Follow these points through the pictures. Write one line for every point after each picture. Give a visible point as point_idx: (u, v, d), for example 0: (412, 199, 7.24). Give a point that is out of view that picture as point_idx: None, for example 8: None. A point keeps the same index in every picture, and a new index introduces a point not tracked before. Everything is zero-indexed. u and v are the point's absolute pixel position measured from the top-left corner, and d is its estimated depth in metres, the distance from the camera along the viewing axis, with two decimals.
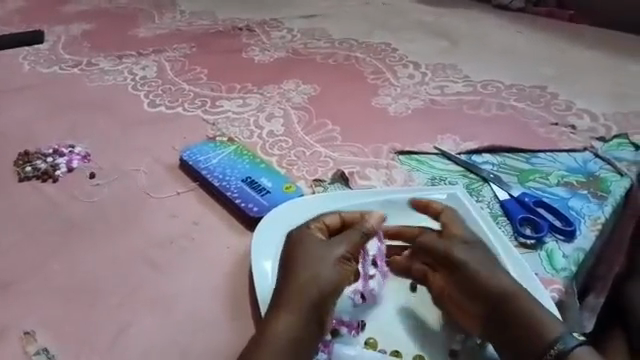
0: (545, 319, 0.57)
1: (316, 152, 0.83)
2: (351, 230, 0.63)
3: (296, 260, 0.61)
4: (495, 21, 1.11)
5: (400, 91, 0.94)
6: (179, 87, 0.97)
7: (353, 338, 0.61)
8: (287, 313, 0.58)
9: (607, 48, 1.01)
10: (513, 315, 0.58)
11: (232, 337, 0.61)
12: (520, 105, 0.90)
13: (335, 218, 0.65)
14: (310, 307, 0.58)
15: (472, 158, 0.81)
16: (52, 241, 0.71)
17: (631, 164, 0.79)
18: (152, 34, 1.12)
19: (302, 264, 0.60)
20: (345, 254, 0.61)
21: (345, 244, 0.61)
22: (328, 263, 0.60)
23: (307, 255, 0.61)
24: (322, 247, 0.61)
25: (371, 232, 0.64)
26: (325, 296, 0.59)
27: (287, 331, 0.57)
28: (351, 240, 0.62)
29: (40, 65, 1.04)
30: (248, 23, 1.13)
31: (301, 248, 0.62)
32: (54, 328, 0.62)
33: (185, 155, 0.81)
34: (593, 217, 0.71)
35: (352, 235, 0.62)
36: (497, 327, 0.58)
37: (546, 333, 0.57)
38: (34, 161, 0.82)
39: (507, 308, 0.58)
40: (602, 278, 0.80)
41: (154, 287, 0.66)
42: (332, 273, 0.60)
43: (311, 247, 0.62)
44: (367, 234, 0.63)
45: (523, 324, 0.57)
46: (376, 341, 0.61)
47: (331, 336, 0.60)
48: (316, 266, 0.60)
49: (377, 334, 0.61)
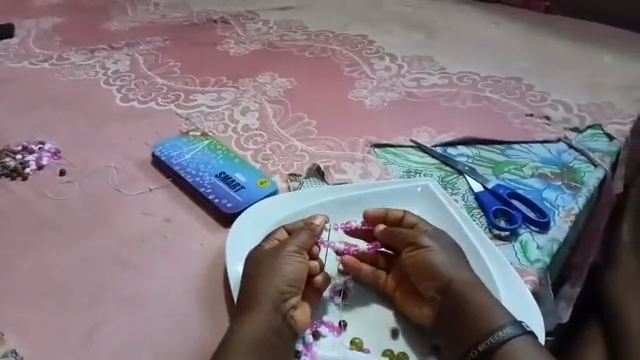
0: (495, 308, 0.59)
1: (292, 146, 0.82)
2: (301, 230, 0.64)
3: (262, 266, 0.61)
4: (471, 12, 1.10)
5: (377, 83, 0.94)
6: (152, 80, 0.95)
7: (336, 338, 0.60)
8: (250, 316, 0.58)
9: (583, 38, 1.02)
10: (466, 303, 0.59)
11: (207, 333, 0.61)
12: (495, 97, 0.90)
13: (285, 232, 0.65)
14: (272, 309, 0.59)
15: (448, 151, 0.80)
16: (20, 241, 0.70)
17: (604, 154, 0.79)
18: (125, 27, 1.10)
19: (266, 274, 0.60)
20: (303, 254, 0.63)
21: (298, 246, 0.63)
22: (292, 266, 0.61)
23: (272, 260, 0.61)
24: (284, 250, 0.62)
25: (318, 226, 0.65)
26: (285, 295, 0.60)
27: (257, 336, 0.57)
28: (303, 241, 0.63)
29: (10, 60, 1.01)
30: (223, 16, 1.11)
31: (265, 255, 0.62)
32: (24, 329, 0.61)
33: (157, 151, 0.79)
34: (566, 208, 0.72)
35: (302, 236, 0.64)
36: (447, 317, 0.60)
37: (493, 321, 0.58)
38: (3, 158, 0.80)
39: (462, 300, 0.60)
40: (577, 268, 0.82)
41: (125, 286, 0.65)
42: (296, 276, 0.61)
43: (272, 253, 0.62)
44: (315, 230, 0.64)
45: (472, 315, 0.59)
46: (361, 340, 0.60)
47: (313, 338, 0.60)
48: (276, 273, 0.60)
49: (362, 333, 0.61)
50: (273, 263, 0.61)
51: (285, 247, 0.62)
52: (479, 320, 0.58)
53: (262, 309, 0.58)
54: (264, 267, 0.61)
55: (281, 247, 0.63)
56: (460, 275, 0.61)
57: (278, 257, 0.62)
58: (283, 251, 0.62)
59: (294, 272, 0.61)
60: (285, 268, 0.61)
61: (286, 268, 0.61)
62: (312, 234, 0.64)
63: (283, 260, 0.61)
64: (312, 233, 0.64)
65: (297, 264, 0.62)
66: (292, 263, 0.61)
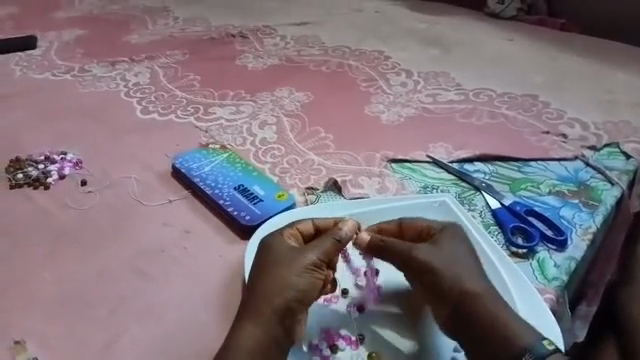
0: (510, 317, 0.55)
1: (309, 159, 0.83)
2: (323, 239, 0.61)
3: (270, 275, 0.59)
4: (487, 27, 1.11)
5: (393, 99, 0.95)
6: (172, 93, 0.97)
7: (354, 352, 0.61)
8: (252, 327, 0.56)
9: (599, 56, 1.02)
10: (476, 318, 0.55)
11: (216, 335, 0.62)
12: (512, 113, 0.91)
13: (306, 225, 0.64)
14: (275, 320, 0.57)
15: (464, 167, 0.81)
16: (43, 250, 0.71)
17: (622, 172, 0.79)
18: (145, 40, 1.12)
19: (272, 285, 0.58)
20: (316, 267, 0.59)
21: (316, 254, 0.59)
22: (302, 280, 0.58)
23: (280, 270, 0.59)
24: (297, 260, 0.59)
25: (343, 235, 0.61)
26: (291, 307, 0.57)
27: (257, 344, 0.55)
28: (323, 250, 0.60)
29: (33, 71, 1.03)
30: (241, 30, 1.13)
31: (276, 261, 0.60)
32: (46, 338, 0.62)
33: (177, 163, 0.81)
34: (584, 226, 0.72)
35: (323, 244, 0.60)
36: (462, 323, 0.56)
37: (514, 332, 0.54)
38: (26, 168, 0.82)
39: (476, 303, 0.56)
40: (594, 284, 0.79)
41: (144, 297, 0.65)
42: (306, 290, 0.58)
43: (284, 260, 0.59)
44: (340, 241, 0.60)
45: (487, 323, 0.55)
46: (378, 353, 0.60)
47: (330, 352, 0.60)
48: (283, 285, 0.58)
49: (378, 347, 0.61)
50: (282, 273, 0.58)
51: (298, 257, 0.59)
52: (495, 330, 0.54)
53: (263, 319, 0.57)
54: (272, 276, 0.59)
55: (293, 254, 0.60)
56: (473, 283, 0.57)
57: (288, 267, 0.59)
58: (296, 261, 0.59)
59: (303, 286, 0.58)
60: (294, 280, 0.58)
61: (295, 281, 0.58)
62: (336, 244, 0.60)
63: (294, 271, 0.58)
64: (337, 244, 0.60)
65: (308, 278, 0.58)
66: (303, 276, 0.58)
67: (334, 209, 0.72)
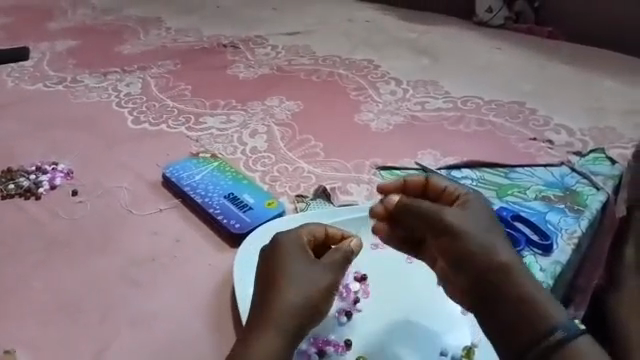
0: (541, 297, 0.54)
1: (299, 168, 0.84)
2: (332, 255, 0.59)
3: (278, 293, 0.56)
4: (475, 36, 1.13)
5: (383, 107, 0.96)
6: (164, 103, 0.98)
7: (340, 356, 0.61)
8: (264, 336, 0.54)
9: (585, 64, 1.04)
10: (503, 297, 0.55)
11: (208, 345, 0.62)
12: (499, 121, 0.92)
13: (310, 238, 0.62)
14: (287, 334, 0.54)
15: (452, 174, 0.82)
16: (34, 259, 0.71)
17: (607, 177, 0.81)
18: (137, 51, 1.13)
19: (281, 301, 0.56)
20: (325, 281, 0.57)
21: (326, 272, 0.58)
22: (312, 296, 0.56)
23: (290, 288, 0.56)
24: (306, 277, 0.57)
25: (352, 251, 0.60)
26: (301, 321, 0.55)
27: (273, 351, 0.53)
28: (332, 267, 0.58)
29: (25, 81, 1.04)
30: (232, 40, 1.14)
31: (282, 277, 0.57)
32: (37, 346, 0.62)
33: (168, 172, 0.81)
34: (569, 230, 0.73)
35: (331, 260, 0.59)
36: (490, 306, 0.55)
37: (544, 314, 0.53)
38: (17, 178, 0.82)
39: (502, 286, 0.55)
40: (583, 291, 0.77)
41: (135, 305, 0.66)
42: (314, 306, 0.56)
43: (292, 277, 0.57)
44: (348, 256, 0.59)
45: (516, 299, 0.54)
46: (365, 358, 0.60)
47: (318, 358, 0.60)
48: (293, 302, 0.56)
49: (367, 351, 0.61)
50: (291, 290, 0.56)
51: (307, 274, 0.57)
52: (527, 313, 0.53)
53: (275, 330, 0.54)
54: (281, 293, 0.56)
55: (302, 270, 0.58)
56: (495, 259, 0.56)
57: (298, 285, 0.57)
58: (305, 277, 0.57)
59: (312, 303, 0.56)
60: (304, 298, 0.56)
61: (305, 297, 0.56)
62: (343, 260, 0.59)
63: (304, 288, 0.56)
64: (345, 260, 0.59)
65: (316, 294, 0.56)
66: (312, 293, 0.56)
67: (322, 217, 0.73)
